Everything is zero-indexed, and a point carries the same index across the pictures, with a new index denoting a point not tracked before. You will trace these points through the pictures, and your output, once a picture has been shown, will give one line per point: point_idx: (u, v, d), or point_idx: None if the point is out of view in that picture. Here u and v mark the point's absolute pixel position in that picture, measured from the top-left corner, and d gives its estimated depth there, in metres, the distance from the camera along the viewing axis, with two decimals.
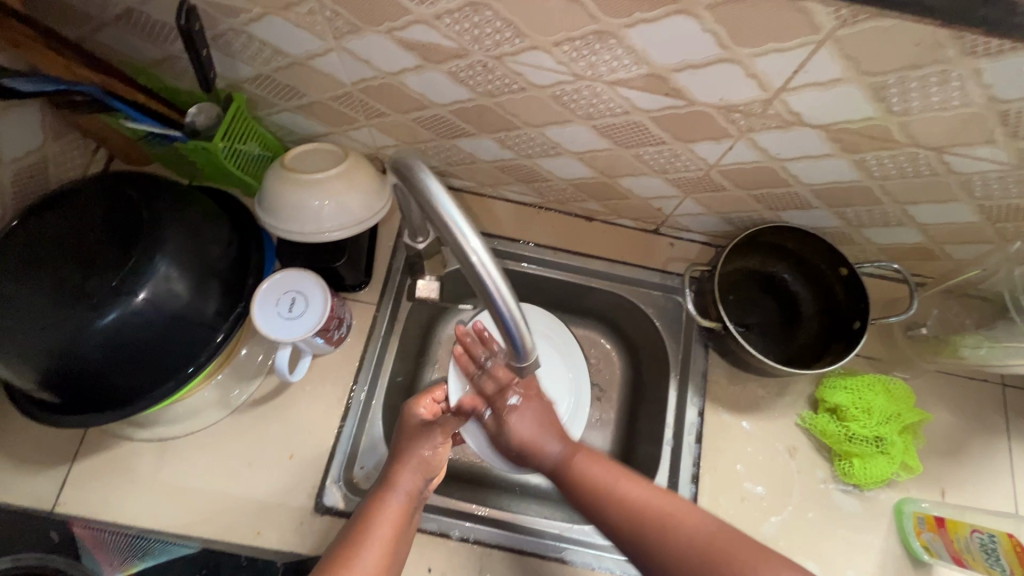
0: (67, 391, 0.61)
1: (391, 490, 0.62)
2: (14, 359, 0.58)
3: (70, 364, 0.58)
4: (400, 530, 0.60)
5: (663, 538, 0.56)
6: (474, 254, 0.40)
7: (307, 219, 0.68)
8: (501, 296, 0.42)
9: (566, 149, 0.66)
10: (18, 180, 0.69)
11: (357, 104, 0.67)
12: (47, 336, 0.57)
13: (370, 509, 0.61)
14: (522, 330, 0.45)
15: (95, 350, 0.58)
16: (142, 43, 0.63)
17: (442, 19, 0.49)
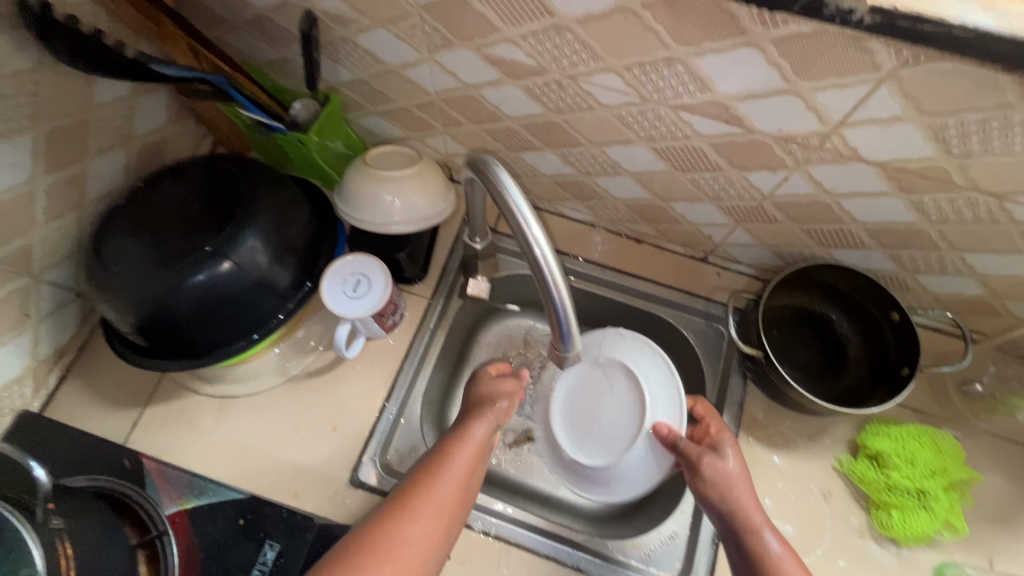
0: (154, 337, 0.68)
1: (467, 429, 0.62)
2: (117, 303, 0.66)
3: (163, 313, 0.66)
4: (476, 466, 0.61)
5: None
6: (537, 246, 0.44)
7: (378, 211, 0.76)
8: (558, 290, 0.46)
9: (625, 169, 0.69)
10: (141, 154, 0.79)
11: (437, 112, 0.73)
12: (147, 287, 0.65)
13: (448, 443, 0.61)
14: (570, 321, 0.48)
15: (185, 304, 0.66)
16: (262, 46, 0.72)
17: (527, 39, 0.55)
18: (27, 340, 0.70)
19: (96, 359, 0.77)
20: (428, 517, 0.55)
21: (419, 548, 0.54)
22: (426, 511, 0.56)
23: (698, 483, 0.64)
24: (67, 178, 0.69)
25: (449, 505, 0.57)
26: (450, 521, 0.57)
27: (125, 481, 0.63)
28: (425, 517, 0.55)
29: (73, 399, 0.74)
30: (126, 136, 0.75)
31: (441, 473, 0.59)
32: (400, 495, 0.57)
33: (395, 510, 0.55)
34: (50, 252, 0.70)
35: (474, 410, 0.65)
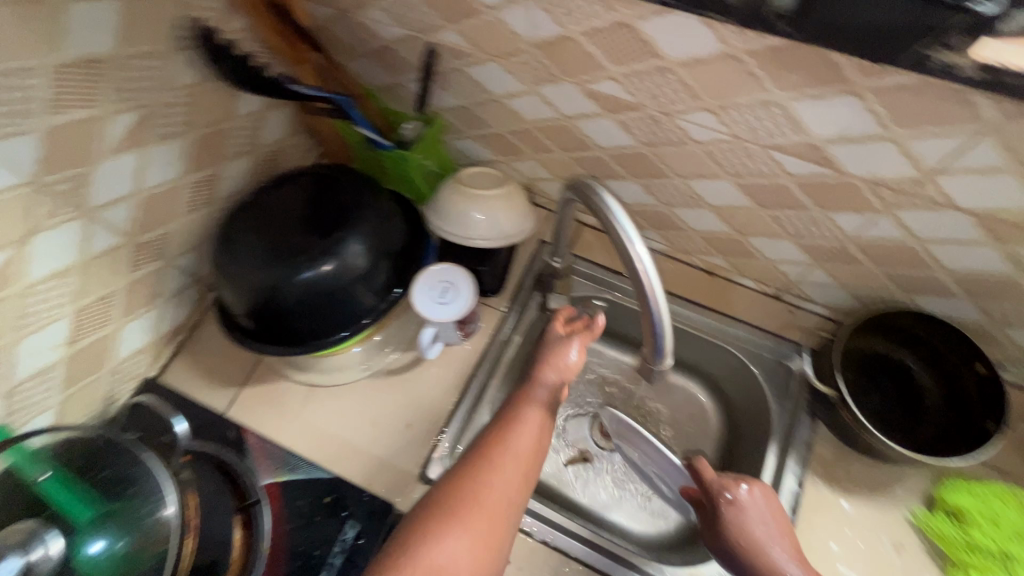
0: (262, 322, 0.76)
1: (533, 389, 0.65)
2: (237, 289, 0.74)
3: (275, 301, 0.73)
4: (547, 421, 0.64)
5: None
6: (637, 259, 0.48)
7: (465, 225, 0.82)
8: (656, 298, 0.49)
9: (707, 202, 0.72)
10: (262, 160, 0.89)
11: (530, 139, 0.79)
12: (264, 277, 0.73)
13: (517, 402, 0.65)
14: (666, 333, 0.51)
15: (295, 295, 0.73)
16: (379, 72, 0.80)
17: (630, 77, 0.59)
18: (153, 316, 0.79)
19: (203, 339, 0.85)
20: (509, 467, 0.58)
21: (504, 493, 0.56)
22: (507, 461, 0.58)
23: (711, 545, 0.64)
24: (204, 177, 0.78)
25: (528, 460, 0.60)
26: (529, 468, 0.60)
27: (231, 450, 0.74)
28: (506, 467, 0.58)
29: (181, 374, 0.82)
30: (253, 144, 0.85)
31: (517, 420, 0.62)
32: (478, 451, 0.59)
33: (477, 461, 0.58)
34: (185, 241, 0.79)
35: (542, 364, 0.66)
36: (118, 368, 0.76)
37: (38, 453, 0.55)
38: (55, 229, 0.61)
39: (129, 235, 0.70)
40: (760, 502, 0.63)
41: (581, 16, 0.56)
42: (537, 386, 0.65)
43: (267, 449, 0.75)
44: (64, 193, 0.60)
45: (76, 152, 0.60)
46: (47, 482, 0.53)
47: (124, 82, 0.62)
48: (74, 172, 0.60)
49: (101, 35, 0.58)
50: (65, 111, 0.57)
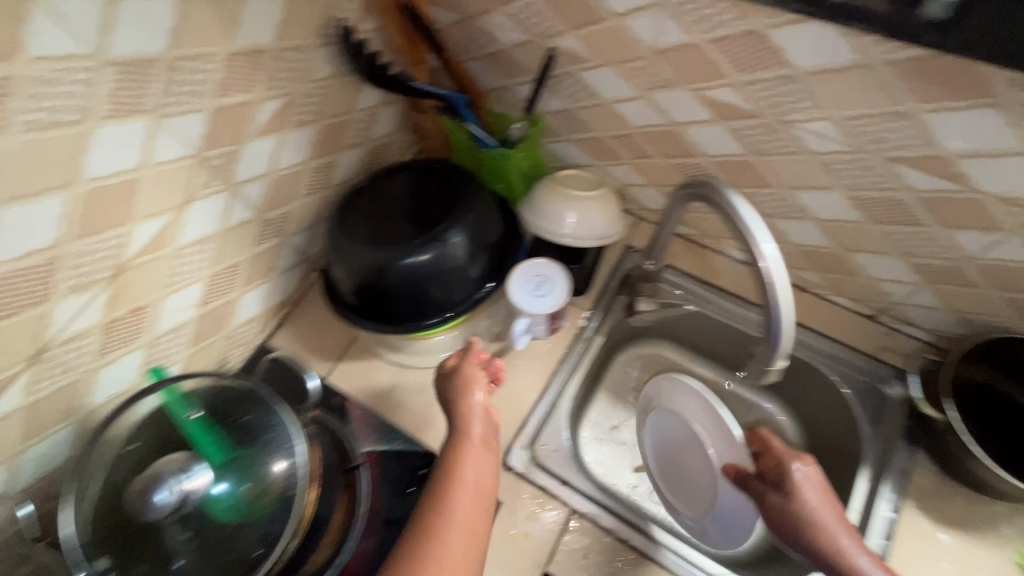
0: (365, 299, 0.81)
1: (460, 442, 0.63)
2: (347, 266, 0.80)
3: (382, 281, 0.78)
4: (485, 474, 0.61)
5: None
6: (763, 258, 0.50)
7: (560, 224, 0.84)
8: (777, 294, 0.50)
9: (811, 215, 0.72)
10: (371, 153, 0.95)
11: (630, 144, 0.81)
12: (371, 257, 0.77)
13: (450, 458, 0.62)
14: (785, 326, 0.51)
15: (401, 276, 0.77)
16: (489, 75, 0.85)
17: (752, 85, 0.61)
18: (266, 288, 0.85)
19: (304, 314, 0.91)
20: (457, 535, 0.55)
21: (456, 566, 0.53)
22: (452, 529, 0.55)
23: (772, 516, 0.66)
24: (323, 164, 0.85)
25: (478, 506, 0.58)
26: (478, 533, 0.56)
27: (336, 416, 0.78)
28: (450, 538, 0.54)
29: (282, 344, 0.88)
30: (366, 137, 0.91)
31: (455, 480, 0.59)
32: (420, 521, 0.56)
33: (420, 535, 0.54)
34: (300, 221, 0.86)
35: (467, 410, 0.66)
36: (233, 333, 0.83)
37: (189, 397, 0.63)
38: (208, 198, 0.68)
39: (259, 210, 0.77)
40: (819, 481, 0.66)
41: (711, 23, 0.58)
42: (469, 432, 0.64)
43: (367, 420, 0.79)
44: (218, 167, 0.67)
45: (232, 131, 0.67)
46: (194, 421, 0.61)
47: (276, 72, 0.69)
48: (228, 149, 0.67)
49: (265, 28, 0.65)
50: (230, 94, 0.64)
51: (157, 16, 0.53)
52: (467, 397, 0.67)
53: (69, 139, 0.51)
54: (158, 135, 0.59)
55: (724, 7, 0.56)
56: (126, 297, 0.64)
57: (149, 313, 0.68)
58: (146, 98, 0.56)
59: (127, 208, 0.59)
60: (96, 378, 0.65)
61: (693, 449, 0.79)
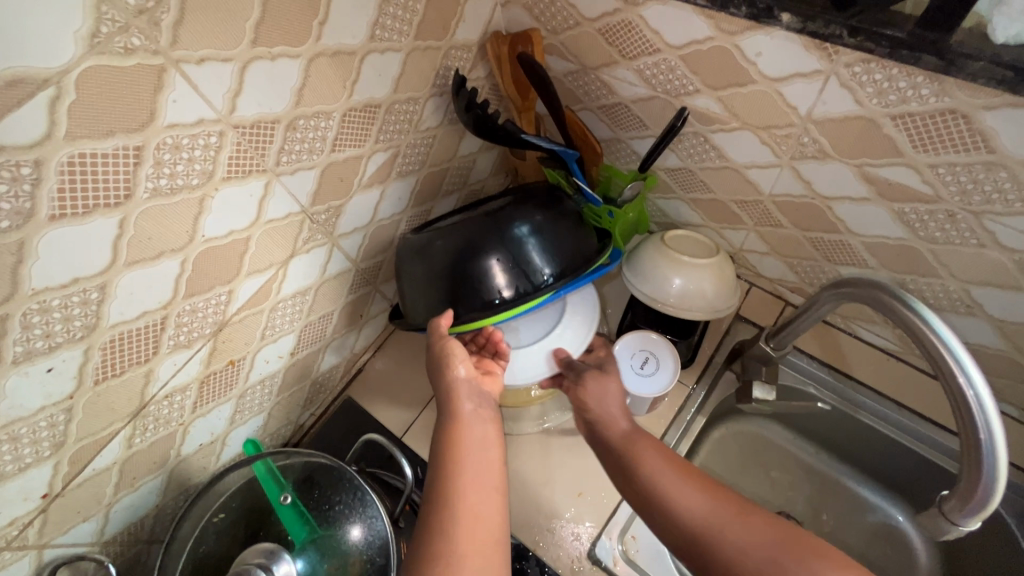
0: (421, 294, 0.70)
1: (464, 425, 0.57)
2: (407, 263, 0.71)
3: (444, 261, 0.67)
4: (490, 457, 0.54)
5: (724, 530, 0.50)
6: (971, 389, 0.44)
7: (667, 291, 0.76)
8: (989, 432, 0.44)
9: (986, 313, 0.61)
10: (465, 197, 0.91)
11: (758, 211, 0.72)
12: (436, 247, 0.68)
13: (450, 444, 0.55)
14: (998, 468, 0.44)
15: (460, 253, 0.66)
16: (600, 125, 0.78)
17: (938, 168, 0.52)
18: (352, 333, 0.82)
19: (384, 361, 0.87)
20: (473, 543, 0.48)
21: None
22: (471, 533, 0.48)
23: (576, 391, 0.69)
24: (420, 212, 0.82)
25: (486, 489, 0.52)
26: (496, 537, 0.49)
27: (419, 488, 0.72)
28: (468, 548, 0.47)
29: (361, 392, 0.85)
30: (463, 182, 0.87)
31: (459, 473, 0.52)
32: (431, 525, 0.49)
33: (440, 544, 0.47)
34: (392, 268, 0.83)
35: (451, 389, 0.60)
36: (318, 379, 0.81)
37: (279, 473, 0.60)
38: (310, 252, 0.66)
39: (355, 260, 0.74)
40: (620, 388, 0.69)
41: (896, 97, 0.50)
42: (457, 410, 0.59)
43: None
44: (323, 222, 0.65)
45: (339, 185, 0.64)
46: (288, 507, 0.57)
47: (389, 124, 0.66)
48: (333, 204, 0.65)
49: (382, 82, 0.62)
50: (342, 149, 0.62)
51: (284, 76, 0.52)
52: (448, 376, 0.61)
53: (190, 206, 0.50)
54: (271, 194, 0.57)
55: (918, 82, 0.47)
56: (224, 351, 0.63)
57: (243, 365, 0.66)
58: (264, 158, 0.54)
59: (237, 265, 0.58)
60: (187, 430, 0.64)
61: (542, 315, 0.73)
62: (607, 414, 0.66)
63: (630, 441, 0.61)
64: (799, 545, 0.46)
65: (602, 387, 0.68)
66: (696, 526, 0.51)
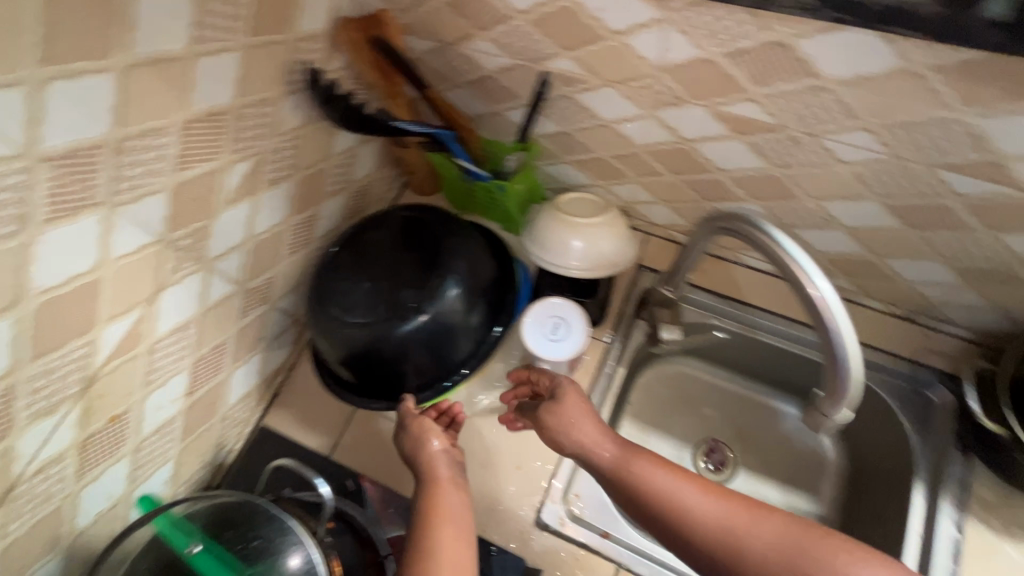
0: (365, 373, 0.74)
1: (440, 494, 0.61)
2: (338, 341, 0.73)
3: (381, 362, 0.71)
4: (466, 530, 0.58)
5: (745, 538, 0.53)
6: (818, 294, 0.48)
7: (567, 255, 0.76)
8: (837, 328, 0.48)
9: (842, 224, 0.67)
10: (352, 195, 0.87)
11: (636, 163, 0.74)
12: (370, 332, 0.70)
13: (426, 514, 0.59)
14: (852, 360, 0.49)
15: (400, 345, 0.70)
16: (473, 101, 0.77)
17: (773, 98, 0.56)
18: (255, 358, 0.78)
19: (299, 380, 0.83)
20: None
21: None
22: None
23: (545, 416, 0.66)
24: (304, 218, 0.77)
25: (458, 548, 0.55)
26: None
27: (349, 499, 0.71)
28: None
29: (280, 417, 0.80)
30: (345, 179, 0.83)
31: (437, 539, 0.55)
32: None
33: None
34: (287, 282, 0.79)
35: (429, 462, 0.64)
36: (227, 414, 0.75)
37: (185, 524, 0.57)
38: (181, 282, 0.60)
39: (240, 282, 0.69)
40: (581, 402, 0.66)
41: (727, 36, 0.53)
42: (433, 480, 0.63)
43: (384, 498, 0.72)
44: (185, 247, 0.59)
45: (197, 206, 0.59)
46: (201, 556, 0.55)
47: (240, 131, 0.61)
48: (195, 227, 0.60)
49: (223, 89, 0.57)
50: (191, 165, 0.57)
51: (94, 94, 0.45)
52: (424, 449, 0.65)
53: (5, 258, 0.43)
54: (115, 230, 0.51)
55: (741, 20, 0.51)
56: (101, 410, 0.57)
57: (129, 418, 0.60)
58: (94, 189, 0.48)
59: (88, 315, 0.52)
60: (78, 501, 0.58)
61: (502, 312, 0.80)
62: (585, 439, 0.63)
63: (627, 467, 0.60)
64: (817, 542, 0.51)
65: (571, 406, 0.65)
66: (714, 542, 0.53)
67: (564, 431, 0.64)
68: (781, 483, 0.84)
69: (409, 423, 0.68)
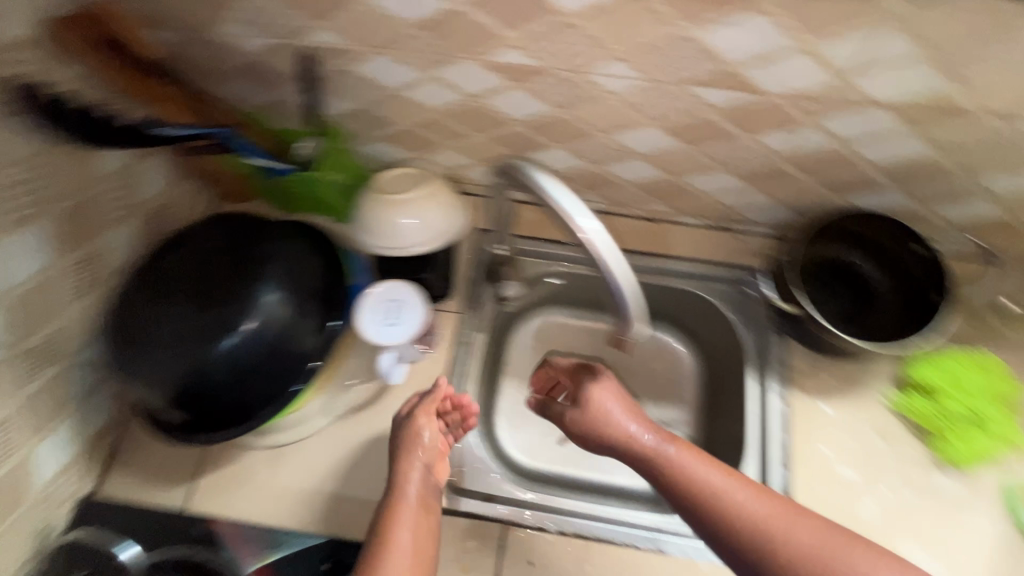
0: (196, 408, 0.66)
1: (404, 497, 0.63)
2: (153, 383, 0.64)
3: (210, 391, 0.65)
4: (421, 536, 0.61)
5: (782, 537, 0.56)
6: (583, 231, 0.47)
7: (395, 235, 0.73)
8: (605, 261, 0.48)
9: (635, 152, 0.71)
10: (150, 218, 0.78)
11: (439, 129, 0.73)
12: (188, 362, 0.64)
13: (387, 519, 0.61)
14: (627, 288, 0.49)
15: (227, 364, 0.64)
16: (257, 90, 0.72)
17: (529, 41, 0.58)
18: (70, 426, 0.69)
19: (139, 435, 0.76)
20: None
21: None
22: None
23: (581, 414, 0.69)
24: (87, 255, 0.68)
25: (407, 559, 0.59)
26: None
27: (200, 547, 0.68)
28: None
29: (123, 481, 0.73)
30: (132, 202, 0.74)
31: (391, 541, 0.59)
32: None
33: None
34: (88, 331, 0.70)
35: (407, 459, 0.66)
36: (48, 493, 0.66)
37: None
38: None
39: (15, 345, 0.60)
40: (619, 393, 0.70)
41: None
42: (405, 482, 0.64)
43: (242, 535, 0.69)
44: None
45: None
46: None
47: None
48: None
49: None
50: None
51: None
52: (410, 445, 0.67)
53: None
54: None
55: None
56: None
57: None
58: None
59: None
60: None
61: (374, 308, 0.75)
62: (618, 427, 0.67)
63: (680, 466, 0.62)
64: (845, 539, 0.55)
65: (610, 403, 0.68)
66: (750, 535, 0.57)
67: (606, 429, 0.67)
68: (651, 400, 0.89)
69: (409, 416, 0.70)
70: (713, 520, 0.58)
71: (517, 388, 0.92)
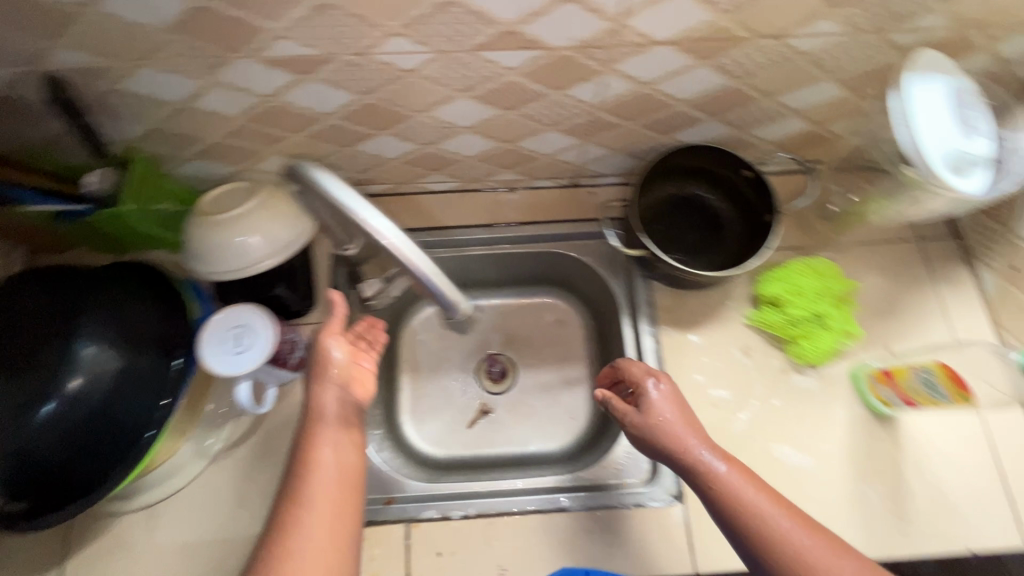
0: (30, 492, 0.59)
1: (320, 420, 0.58)
2: None
3: (43, 466, 0.58)
4: (346, 459, 0.57)
5: (815, 561, 0.53)
6: (380, 234, 0.46)
7: (237, 256, 0.66)
8: (414, 262, 0.48)
9: (458, 127, 0.69)
10: None
11: (250, 135, 0.68)
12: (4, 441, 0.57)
13: (304, 448, 0.57)
14: (442, 285, 0.49)
15: (54, 432, 0.58)
16: (27, 127, 0.64)
17: (296, 29, 0.54)
18: None
19: None
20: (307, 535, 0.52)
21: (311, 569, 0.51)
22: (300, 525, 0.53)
23: (635, 423, 0.63)
24: None
25: (332, 485, 0.55)
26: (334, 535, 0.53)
27: None
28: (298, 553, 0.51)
29: None
30: None
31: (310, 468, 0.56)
32: (275, 519, 0.54)
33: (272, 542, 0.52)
34: None
35: (321, 377, 0.59)
36: None
37: None
38: None
39: None
40: (676, 397, 0.64)
41: None
42: (320, 404, 0.58)
43: None
44: None
45: None
46: None
47: None
48: None
49: None
50: None
51: None
52: (323, 363, 0.60)
53: None
54: None
55: None
56: None
57: None
58: None
59: None
60: None
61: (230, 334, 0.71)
62: (668, 434, 0.61)
63: (722, 479, 0.58)
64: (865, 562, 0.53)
65: (664, 411, 0.62)
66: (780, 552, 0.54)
67: (663, 441, 0.61)
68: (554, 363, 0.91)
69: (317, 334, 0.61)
70: (746, 534, 0.55)
71: (412, 383, 0.90)
